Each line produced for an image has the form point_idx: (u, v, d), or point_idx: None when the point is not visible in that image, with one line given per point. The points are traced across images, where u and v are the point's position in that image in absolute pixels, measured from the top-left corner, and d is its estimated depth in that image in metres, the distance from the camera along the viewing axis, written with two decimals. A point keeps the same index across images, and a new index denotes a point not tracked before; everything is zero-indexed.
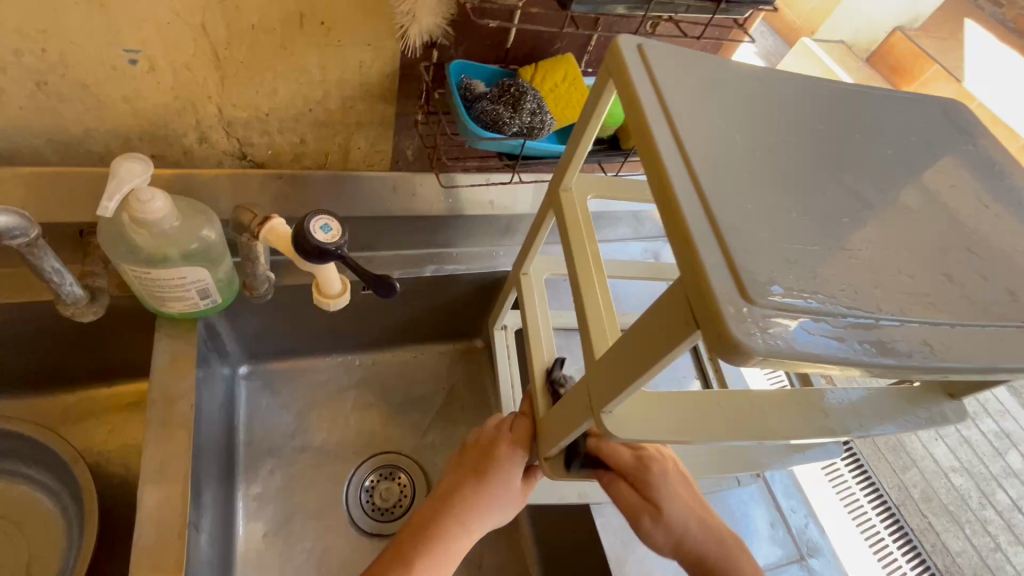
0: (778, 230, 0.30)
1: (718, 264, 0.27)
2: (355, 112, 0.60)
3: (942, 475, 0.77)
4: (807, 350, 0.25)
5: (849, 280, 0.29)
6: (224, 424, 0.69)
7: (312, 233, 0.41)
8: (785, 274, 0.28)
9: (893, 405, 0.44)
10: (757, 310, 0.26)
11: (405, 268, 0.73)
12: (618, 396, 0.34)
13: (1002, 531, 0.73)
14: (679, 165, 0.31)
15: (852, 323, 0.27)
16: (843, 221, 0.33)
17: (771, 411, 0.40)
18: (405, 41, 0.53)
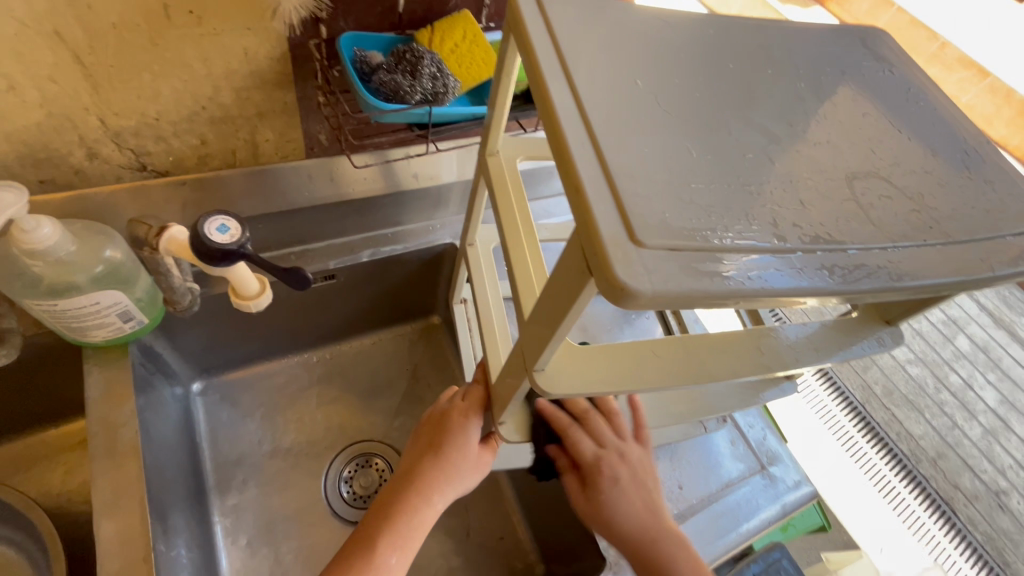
0: (675, 174, 0.29)
1: (608, 208, 0.26)
2: (253, 103, 0.57)
3: (900, 370, 1.14)
4: (698, 286, 0.25)
5: (749, 209, 0.29)
6: (184, 443, 0.67)
7: (210, 235, 0.41)
8: (678, 214, 0.27)
9: (832, 340, 0.46)
10: (645, 252, 0.25)
11: (341, 256, 0.71)
12: (545, 349, 0.33)
13: (957, 410, 1.09)
14: (569, 115, 0.30)
15: (747, 255, 0.27)
16: (748, 151, 0.32)
17: (708, 352, 0.40)
18: (285, 20, 0.50)
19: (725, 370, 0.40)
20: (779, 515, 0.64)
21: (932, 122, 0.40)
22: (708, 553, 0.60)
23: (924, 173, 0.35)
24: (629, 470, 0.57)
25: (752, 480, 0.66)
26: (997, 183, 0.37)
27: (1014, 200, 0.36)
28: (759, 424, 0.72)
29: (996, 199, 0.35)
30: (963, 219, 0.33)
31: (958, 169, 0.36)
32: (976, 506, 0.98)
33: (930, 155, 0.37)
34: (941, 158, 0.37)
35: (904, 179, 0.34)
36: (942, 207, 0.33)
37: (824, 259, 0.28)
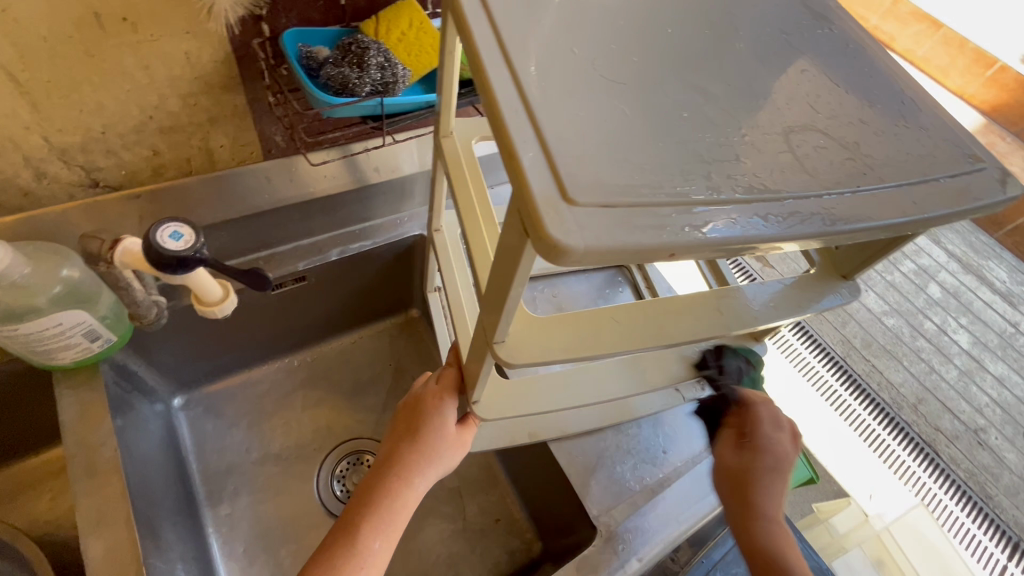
0: (610, 137, 0.29)
1: (541, 171, 0.27)
2: (202, 108, 0.56)
3: (878, 321, 1.34)
4: (627, 240, 0.26)
5: (686, 169, 0.29)
6: (170, 459, 0.67)
7: (162, 242, 0.41)
8: (613, 173, 0.28)
9: (793, 298, 0.47)
10: (578, 210, 0.26)
11: (309, 256, 0.71)
12: (503, 315, 0.34)
13: (932, 352, 1.31)
14: (499, 90, 0.30)
15: (679, 205, 0.28)
16: (687, 114, 0.32)
17: (668, 315, 0.41)
18: (223, 18, 0.49)
19: (687, 331, 0.41)
20: None
21: (869, 72, 0.41)
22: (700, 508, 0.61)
23: (860, 124, 0.36)
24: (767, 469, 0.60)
25: None
26: (932, 129, 0.38)
27: (948, 144, 0.37)
28: None
29: (931, 145, 0.37)
30: (901, 169, 0.34)
31: (893, 119, 0.38)
32: (957, 445, 1.17)
33: (866, 105, 0.38)
34: (877, 109, 0.38)
35: (841, 132, 0.35)
36: (878, 154, 0.35)
37: (757, 209, 0.29)
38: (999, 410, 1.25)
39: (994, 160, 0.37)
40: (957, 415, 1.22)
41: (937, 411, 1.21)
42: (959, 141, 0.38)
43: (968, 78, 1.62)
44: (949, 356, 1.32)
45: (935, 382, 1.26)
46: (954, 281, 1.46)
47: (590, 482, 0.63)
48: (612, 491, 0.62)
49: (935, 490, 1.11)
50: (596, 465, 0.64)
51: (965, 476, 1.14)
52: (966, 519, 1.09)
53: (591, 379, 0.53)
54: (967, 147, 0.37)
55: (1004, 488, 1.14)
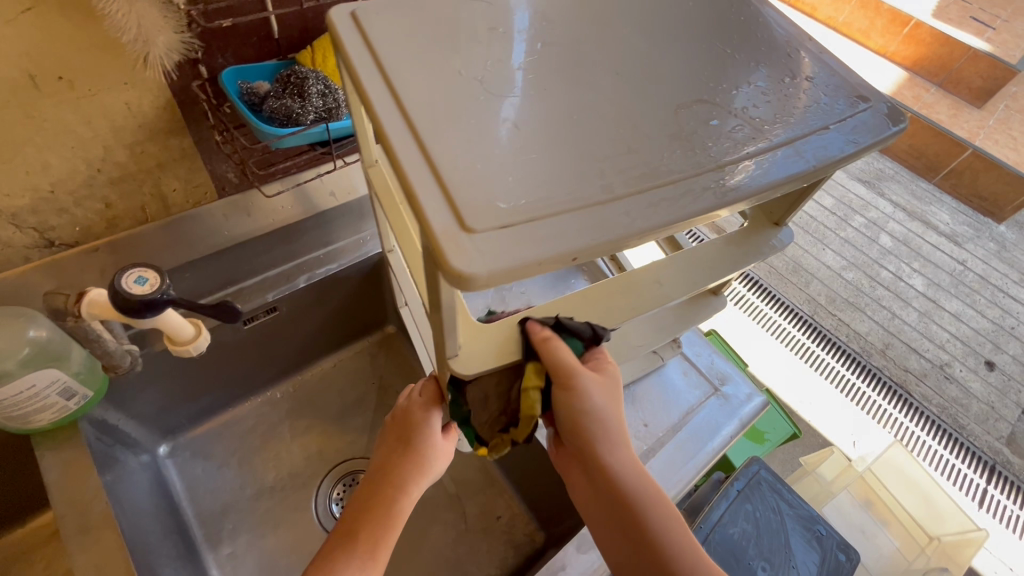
0: (506, 156, 0.32)
1: (440, 206, 0.29)
2: (149, 155, 0.57)
3: (836, 276, 1.42)
4: (519, 257, 0.28)
5: (590, 171, 0.32)
6: (162, 507, 0.66)
7: (129, 289, 0.42)
8: (512, 193, 0.30)
9: (730, 253, 0.50)
10: (476, 237, 0.28)
11: (277, 286, 0.70)
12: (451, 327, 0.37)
13: (890, 299, 1.39)
14: (403, 120, 0.32)
15: (574, 212, 0.30)
16: (607, 113, 0.36)
17: (608, 302, 0.48)
18: (160, 67, 0.50)
19: (627, 311, 0.47)
20: (740, 427, 0.69)
21: (763, 35, 0.45)
22: (681, 476, 0.65)
23: (762, 88, 0.40)
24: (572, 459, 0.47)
25: (708, 403, 0.71)
26: (828, 87, 0.41)
27: (835, 91, 0.41)
28: (706, 351, 0.76)
29: (828, 102, 0.40)
30: (798, 122, 0.38)
31: (787, 75, 0.42)
32: (926, 382, 1.24)
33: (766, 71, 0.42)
34: (771, 70, 0.42)
35: (745, 102, 0.39)
36: (773, 115, 0.38)
37: (655, 203, 0.32)
38: (960, 344, 1.33)
39: (878, 97, 0.41)
40: (923, 354, 1.29)
41: (904, 353, 1.29)
42: (849, 89, 0.42)
43: (888, 37, 1.74)
44: (907, 300, 1.40)
45: (899, 326, 1.34)
46: (903, 229, 1.55)
47: None
48: None
49: (912, 428, 1.18)
50: None
51: (938, 411, 1.20)
52: (940, 448, 1.16)
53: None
54: (856, 94, 0.41)
55: (974, 416, 1.20)
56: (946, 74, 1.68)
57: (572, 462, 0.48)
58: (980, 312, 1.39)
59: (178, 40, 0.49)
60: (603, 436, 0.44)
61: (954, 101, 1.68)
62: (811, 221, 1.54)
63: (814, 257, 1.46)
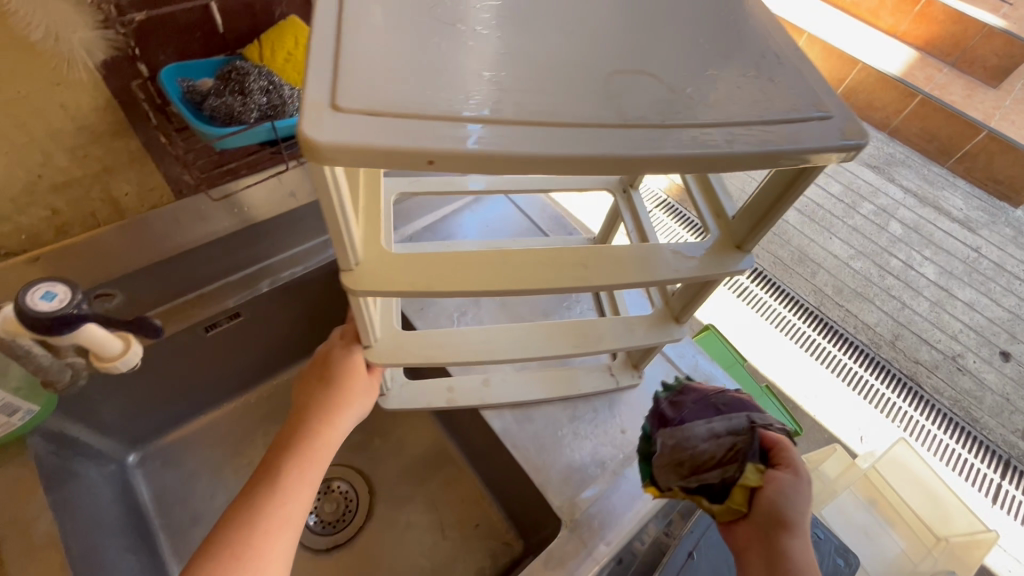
0: (409, 63, 0.30)
1: (321, 78, 0.28)
2: (93, 159, 0.54)
3: (846, 266, 1.43)
4: (371, 139, 0.26)
5: (502, 104, 0.29)
6: (127, 520, 0.65)
7: (35, 304, 0.41)
8: (406, 93, 0.28)
9: (674, 257, 0.44)
10: (339, 113, 0.27)
11: (240, 292, 0.67)
12: (340, 236, 0.36)
13: (901, 289, 1.40)
14: (332, 37, 0.30)
15: (453, 117, 0.28)
16: (545, 93, 0.30)
17: (541, 269, 0.41)
18: (82, 64, 0.47)
19: (540, 280, 0.41)
20: None
21: (732, 9, 0.41)
22: None
23: (717, 61, 0.35)
24: (760, 543, 0.46)
25: None
26: (790, 71, 0.36)
27: (793, 92, 0.34)
28: (690, 350, 0.72)
29: (778, 91, 0.34)
30: (744, 104, 0.32)
31: (758, 55, 0.37)
32: (938, 374, 1.24)
33: (726, 47, 0.37)
34: (737, 48, 0.37)
35: (707, 80, 0.33)
36: (720, 92, 0.33)
37: (527, 136, 0.28)
38: (972, 334, 1.34)
39: (843, 110, 0.34)
40: (934, 345, 1.30)
41: (914, 343, 1.29)
42: (815, 73, 0.37)
43: (898, 16, 1.77)
44: (918, 290, 1.40)
45: (909, 316, 1.34)
46: (913, 215, 1.57)
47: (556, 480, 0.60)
48: (574, 481, 0.59)
49: (921, 421, 1.16)
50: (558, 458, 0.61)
51: (950, 404, 1.20)
52: (943, 434, 1.15)
53: (483, 339, 0.55)
54: (817, 87, 0.35)
55: (989, 409, 1.20)
56: (959, 53, 1.72)
57: (749, 533, 0.47)
58: (993, 301, 1.41)
59: (99, 37, 0.46)
60: (799, 531, 0.45)
61: (968, 81, 1.72)
62: (816, 209, 1.55)
63: (820, 247, 1.45)
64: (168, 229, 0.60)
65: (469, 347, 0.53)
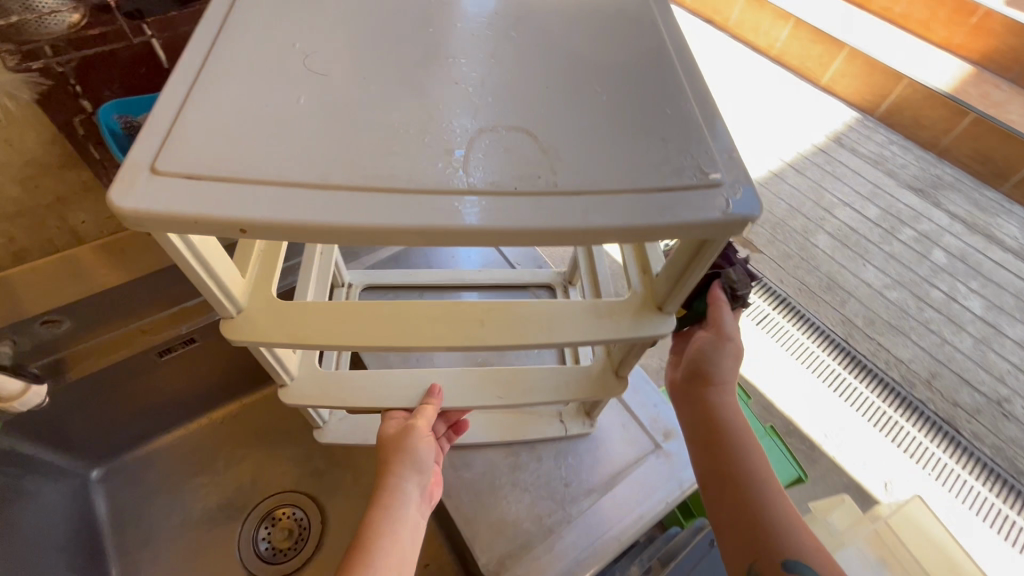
0: (245, 126, 0.30)
1: (149, 142, 0.30)
2: (45, 189, 0.56)
3: (880, 295, 1.32)
4: (180, 207, 0.28)
5: (335, 177, 0.29)
6: (79, 537, 0.66)
7: None
8: (229, 158, 0.29)
9: (583, 316, 0.42)
10: (154, 178, 0.28)
11: (192, 321, 0.66)
12: (206, 291, 0.38)
13: (944, 323, 1.29)
14: (175, 102, 0.31)
15: (275, 186, 0.28)
16: (398, 168, 0.30)
17: (434, 328, 0.41)
18: (17, 101, 0.48)
19: (429, 338, 0.40)
20: (675, 493, 0.61)
21: (649, 60, 0.38)
22: (593, 544, 0.57)
23: (603, 120, 0.33)
24: (684, 380, 0.51)
25: (645, 459, 0.63)
26: (687, 127, 0.34)
27: (681, 153, 0.32)
28: (653, 400, 0.68)
29: (661, 151, 0.32)
30: (613, 172, 0.31)
31: (656, 111, 0.34)
32: (980, 420, 1.14)
33: (624, 105, 0.34)
34: (633, 105, 0.35)
35: (579, 148, 0.32)
36: (592, 166, 0.31)
37: (349, 207, 0.29)
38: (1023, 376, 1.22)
39: (736, 174, 0.32)
40: (977, 387, 1.19)
41: (953, 385, 1.18)
42: (716, 128, 0.34)
43: (953, 27, 1.66)
44: (961, 325, 1.29)
45: (949, 353, 1.24)
46: (960, 244, 1.46)
47: (487, 534, 0.57)
48: (503, 537, 0.57)
49: (951, 465, 1.08)
50: (494, 512, 0.59)
51: (992, 453, 1.10)
52: (981, 487, 1.05)
53: (407, 380, 0.55)
54: (710, 146, 0.33)
55: None
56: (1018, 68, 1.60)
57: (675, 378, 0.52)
58: None
59: (28, 79, 0.47)
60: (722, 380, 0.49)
61: None
62: (850, 234, 1.44)
63: (852, 274, 1.36)
64: (123, 258, 0.63)
65: (390, 393, 0.54)
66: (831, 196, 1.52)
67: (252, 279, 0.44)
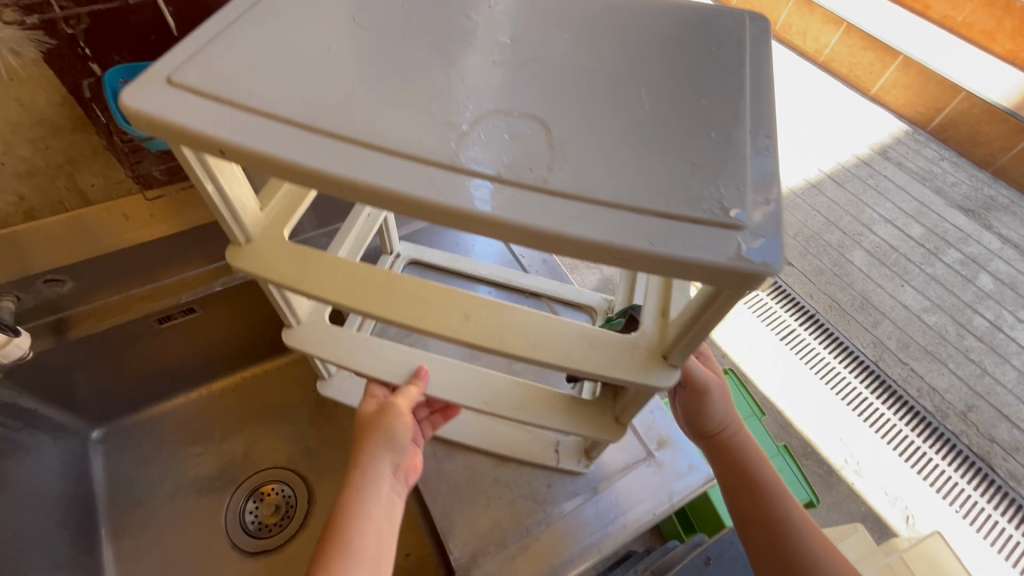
0: (258, 62, 0.29)
1: (178, 55, 0.30)
2: (56, 151, 0.57)
3: (916, 319, 1.24)
4: (171, 113, 0.27)
5: (314, 129, 0.27)
6: (72, 493, 0.68)
7: None
8: (232, 83, 0.28)
9: (580, 341, 0.35)
10: (165, 86, 0.28)
11: (193, 290, 0.66)
12: (214, 210, 0.37)
13: (984, 352, 1.21)
14: (213, 33, 0.31)
15: (269, 115, 0.27)
16: (368, 120, 0.27)
17: (418, 304, 0.37)
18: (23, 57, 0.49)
19: (405, 314, 0.36)
20: (667, 505, 0.57)
21: (660, 35, 0.34)
22: (579, 552, 0.54)
23: (598, 92, 0.30)
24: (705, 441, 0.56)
25: (638, 468, 0.60)
26: (721, 119, 0.29)
27: (699, 128, 0.28)
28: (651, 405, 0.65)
29: (664, 123, 0.28)
30: (600, 139, 0.27)
31: (663, 86, 0.30)
32: (1017, 459, 1.06)
33: (628, 80, 0.31)
34: (635, 78, 0.31)
35: (569, 120, 0.28)
36: (579, 133, 0.27)
37: (308, 162, 0.26)
38: None
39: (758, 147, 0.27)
40: (1018, 424, 1.11)
41: (991, 419, 1.10)
42: (755, 128, 0.29)
43: (1019, 40, 1.47)
44: (1004, 356, 1.21)
45: (989, 385, 1.16)
46: (1009, 270, 1.36)
47: (462, 528, 0.56)
48: (478, 533, 0.56)
49: (980, 503, 1.01)
50: (472, 505, 0.57)
51: None
52: (1012, 529, 0.99)
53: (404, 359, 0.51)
54: (742, 150, 0.27)
55: None
56: None
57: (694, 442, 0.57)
58: None
59: (31, 39, 0.48)
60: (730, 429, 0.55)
61: None
62: (891, 252, 1.36)
63: (889, 295, 1.28)
64: (127, 223, 0.65)
65: (378, 359, 0.51)
66: (872, 212, 1.44)
67: (271, 213, 0.43)
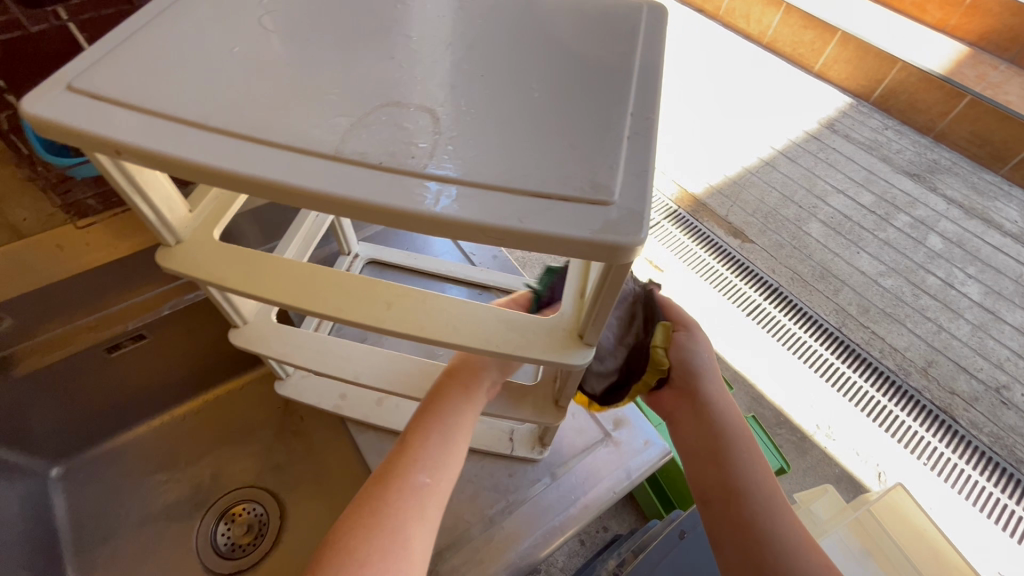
0: (149, 72, 0.30)
1: (79, 64, 0.30)
2: None
3: (873, 283, 1.29)
4: (71, 118, 0.28)
5: (205, 140, 0.27)
6: (34, 535, 0.67)
7: None
8: (126, 92, 0.29)
9: (498, 324, 0.37)
10: (66, 94, 0.29)
11: (139, 317, 0.66)
12: (137, 210, 0.37)
13: (940, 309, 1.26)
14: (111, 45, 0.31)
15: (163, 121, 0.28)
16: (264, 130, 0.28)
17: (345, 298, 0.38)
18: None
19: (333, 307, 0.37)
20: (626, 480, 0.59)
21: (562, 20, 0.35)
22: (547, 533, 0.56)
23: (491, 81, 0.31)
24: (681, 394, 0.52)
25: (597, 449, 0.62)
26: (607, 102, 0.30)
27: (585, 112, 0.29)
28: None
29: (554, 110, 0.29)
30: (490, 131, 0.28)
31: (556, 71, 0.31)
32: (978, 408, 1.11)
33: (524, 68, 0.32)
34: (531, 65, 0.32)
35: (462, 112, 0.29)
36: (469, 127, 0.28)
37: (202, 173, 0.27)
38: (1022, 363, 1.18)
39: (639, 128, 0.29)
40: (975, 374, 1.16)
41: (950, 372, 1.15)
42: (638, 107, 0.30)
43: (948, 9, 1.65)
44: (958, 311, 1.26)
45: (946, 341, 1.21)
46: (956, 229, 1.42)
47: None
48: (444, 528, 0.56)
49: (946, 453, 1.05)
50: None
51: (990, 442, 1.07)
52: (979, 477, 1.03)
53: (352, 357, 0.53)
54: (620, 131, 0.29)
55: None
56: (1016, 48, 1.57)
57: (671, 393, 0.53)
58: None
59: None
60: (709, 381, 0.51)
61: None
62: (844, 222, 1.41)
63: (845, 262, 1.32)
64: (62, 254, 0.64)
65: (327, 360, 0.52)
66: (824, 184, 1.49)
67: (203, 214, 0.43)
